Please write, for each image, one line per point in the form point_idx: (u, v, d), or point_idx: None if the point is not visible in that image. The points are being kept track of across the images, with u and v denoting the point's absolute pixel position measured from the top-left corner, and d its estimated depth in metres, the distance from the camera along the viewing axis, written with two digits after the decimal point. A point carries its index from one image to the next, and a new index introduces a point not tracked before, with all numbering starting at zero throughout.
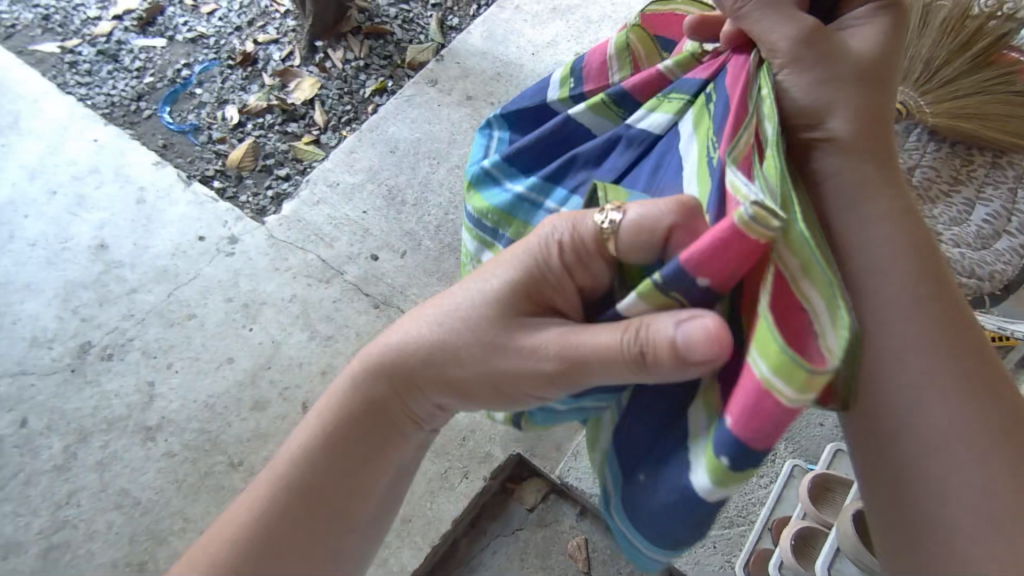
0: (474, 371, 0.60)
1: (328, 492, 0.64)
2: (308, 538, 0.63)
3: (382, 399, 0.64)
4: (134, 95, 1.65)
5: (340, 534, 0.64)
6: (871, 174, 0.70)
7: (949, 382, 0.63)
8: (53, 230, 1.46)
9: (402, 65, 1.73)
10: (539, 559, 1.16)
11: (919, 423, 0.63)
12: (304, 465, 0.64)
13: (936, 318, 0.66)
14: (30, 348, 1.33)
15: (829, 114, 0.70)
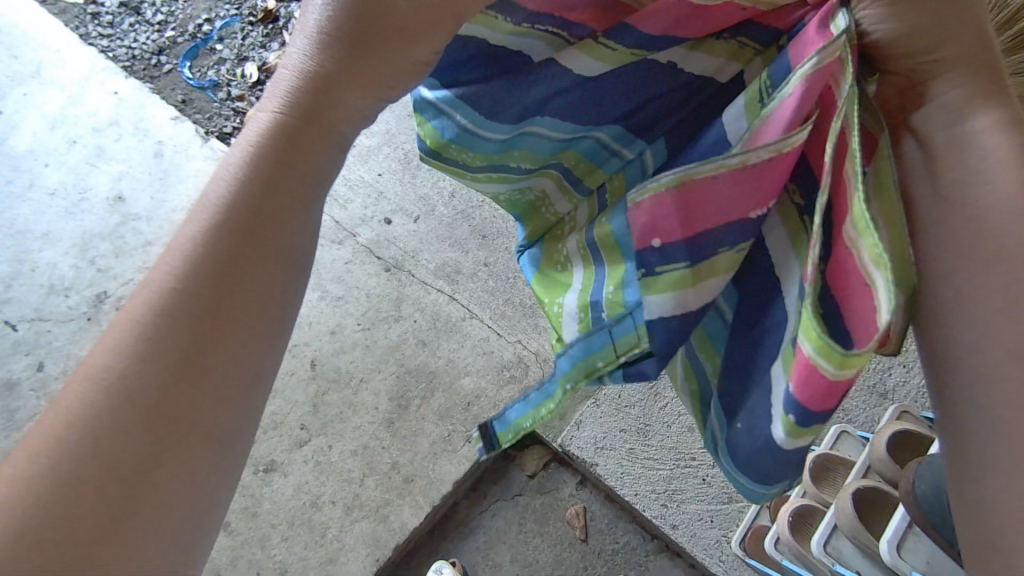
0: (244, 182, 0.50)
1: (199, 338, 0.47)
2: (151, 442, 0.45)
3: (243, 213, 0.50)
4: (154, 48, 1.65)
5: (184, 457, 0.46)
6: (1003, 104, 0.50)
7: None
8: (72, 180, 1.47)
9: None
10: (537, 524, 1.18)
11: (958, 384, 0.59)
12: (142, 311, 0.47)
13: None
14: (48, 295, 1.36)
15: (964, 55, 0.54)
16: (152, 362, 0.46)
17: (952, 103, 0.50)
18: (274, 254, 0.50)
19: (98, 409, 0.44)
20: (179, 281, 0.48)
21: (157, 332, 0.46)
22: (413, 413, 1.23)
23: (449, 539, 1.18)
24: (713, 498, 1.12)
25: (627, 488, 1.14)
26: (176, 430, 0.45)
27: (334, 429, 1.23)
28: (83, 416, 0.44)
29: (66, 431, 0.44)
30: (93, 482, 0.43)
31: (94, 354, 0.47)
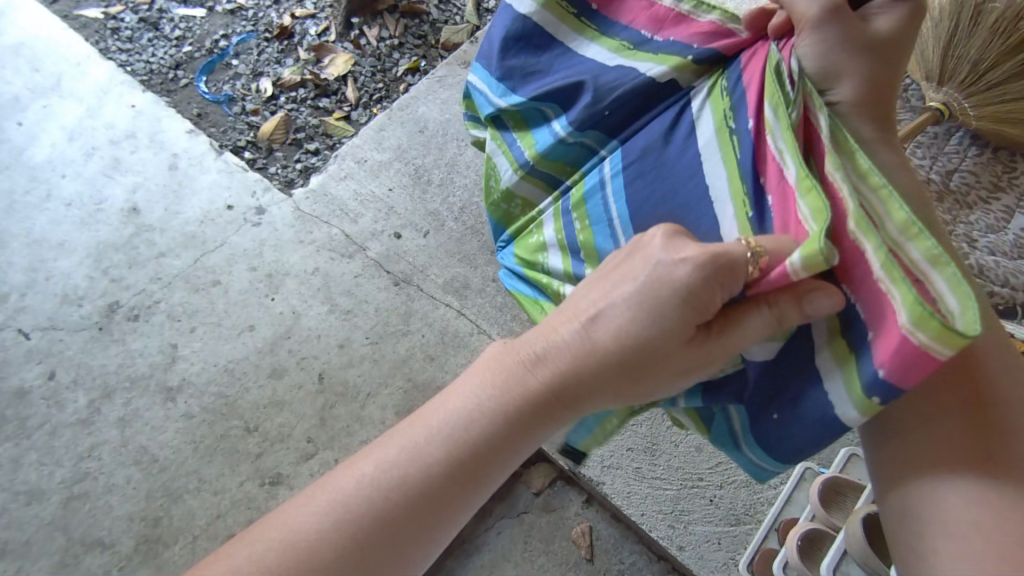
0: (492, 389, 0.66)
1: (479, 455, 0.64)
2: (406, 524, 0.62)
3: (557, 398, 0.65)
4: (172, 63, 1.68)
5: (450, 511, 0.64)
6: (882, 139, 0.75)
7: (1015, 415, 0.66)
8: (88, 191, 1.50)
9: (436, 46, 1.73)
10: (542, 543, 1.17)
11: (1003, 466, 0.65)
12: (444, 444, 0.64)
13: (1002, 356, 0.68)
14: (61, 305, 1.37)
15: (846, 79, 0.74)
16: (400, 498, 0.62)
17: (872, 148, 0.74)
18: (560, 418, 0.66)
19: (370, 502, 0.62)
20: (479, 437, 0.64)
21: (451, 456, 0.64)
22: None
23: (453, 556, 1.17)
24: (720, 520, 1.12)
25: (634, 507, 1.15)
26: (445, 499, 0.63)
27: (341, 443, 1.23)
28: (369, 496, 0.62)
29: (362, 495, 0.62)
30: (383, 534, 0.61)
31: (339, 476, 0.64)
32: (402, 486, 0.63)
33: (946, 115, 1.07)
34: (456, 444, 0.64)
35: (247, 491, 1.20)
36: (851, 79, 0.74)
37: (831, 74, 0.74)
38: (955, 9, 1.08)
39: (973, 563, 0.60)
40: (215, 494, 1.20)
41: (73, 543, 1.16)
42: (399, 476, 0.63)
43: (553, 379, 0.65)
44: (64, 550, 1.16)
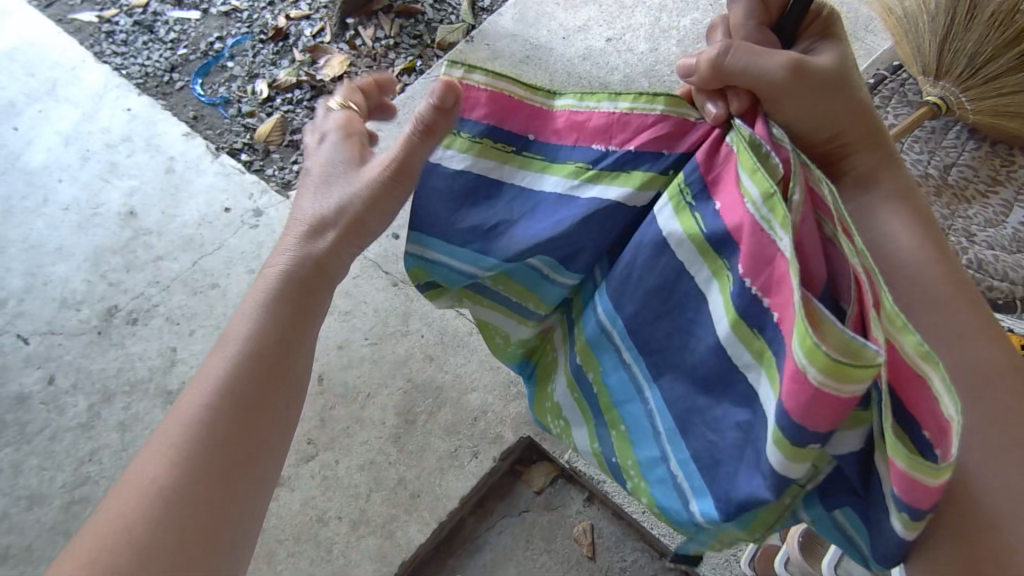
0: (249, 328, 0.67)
1: (255, 401, 0.63)
2: (226, 467, 0.60)
3: (264, 362, 0.65)
4: (167, 66, 1.67)
5: (262, 460, 0.63)
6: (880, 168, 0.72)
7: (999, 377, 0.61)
8: (85, 195, 1.50)
9: (432, 45, 1.73)
10: (544, 542, 1.17)
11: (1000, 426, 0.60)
12: (177, 434, 0.60)
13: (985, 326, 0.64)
14: (60, 309, 1.37)
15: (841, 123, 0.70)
16: (228, 417, 0.62)
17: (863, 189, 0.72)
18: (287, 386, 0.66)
19: (180, 471, 0.58)
20: (227, 389, 0.63)
21: (207, 417, 0.61)
22: (420, 427, 1.23)
23: (455, 556, 1.17)
24: None
25: (636, 506, 1.15)
26: (237, 461, 0.61)
27: (341, 444, 1.23)
28: (166, 483, 0.57)
29: (167, 467, 0.58)
30: (203, 494, 0.58)
31: (159, 439, 0.60)
32: (224, 414, 0.61)
33: (944, 109, 1.06)
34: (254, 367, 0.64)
35: None
36: (851, 120, 0.70)
37: (825, 127, 0.70)
38: (952, 3, 1.09)
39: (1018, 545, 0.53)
40: None
41: None
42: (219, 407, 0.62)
43: (241, 342, 0.66)
44: None
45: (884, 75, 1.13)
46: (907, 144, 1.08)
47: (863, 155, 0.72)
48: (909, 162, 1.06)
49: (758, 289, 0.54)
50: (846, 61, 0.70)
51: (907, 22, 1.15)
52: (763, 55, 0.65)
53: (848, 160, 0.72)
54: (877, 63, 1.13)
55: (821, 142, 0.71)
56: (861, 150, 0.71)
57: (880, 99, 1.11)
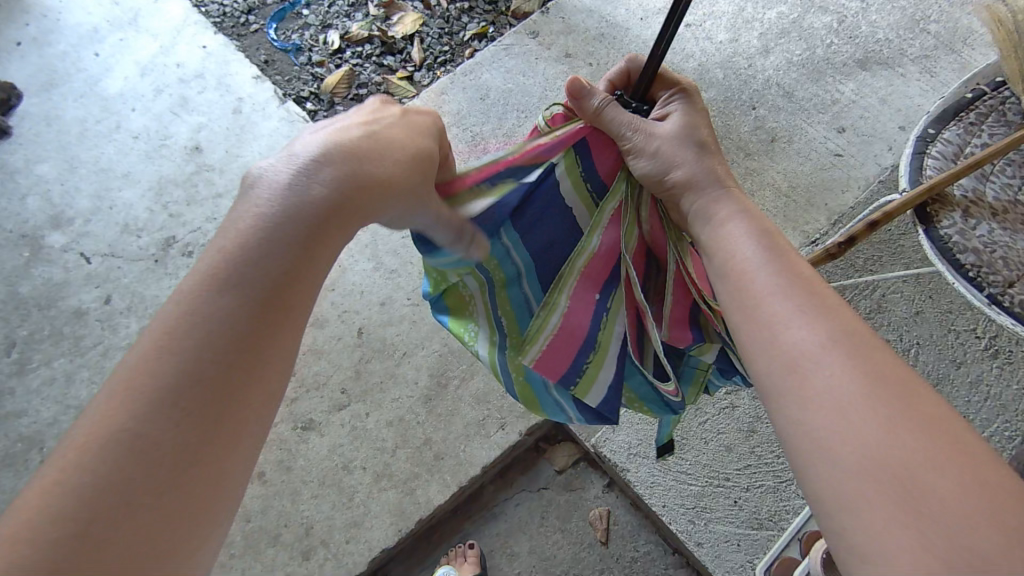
0: (151, 375, 0.42)
1: (161, 459, 0.41)
2: (96, 569, 0.38)
3: (199, 392, 0.43)
4: (245, 7, 1.69)
5: (188, 555, 0.42)
6: (720, 189, 0.69)
7: (817, 314, 0.54)
8: (155, 126, 1.54)
9: (506, 13, 1.70)
10: (559, 521, 1.17)
11: (794, 359, 0.53)
12: (75, 493, 0.39)
13: (797, 289, 0.57)
14: (122, 234, 1.42)
15: (676, 166, 0.70)
16: (134, 465, 0.41)
17: (701, 206, 0.68)
18: (279, 351, 0.46)
19: (21, 558, 0.38)
20: (119, 456, 0.40)
21: (85, 505, 0.39)
22: (451, 392, 1.24)
23: (470, 521, 1.20)
24: (743, 522, 1.11)
25: (656, 498, 1.13)
26: (117, 546, 0.39)
27: (373, 398, 1.25)
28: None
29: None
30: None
31: (19, 502, 0.40)
32: (108, 472, 0.40)
33: None
34: (175, 388, 0.42)
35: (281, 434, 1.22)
36: (683, 163, 0.70)
37: (654, 171, 0.71)
38: None
39: (866, 531, 0.44)
40: None
41: None
42: (92, 450, 0.40)
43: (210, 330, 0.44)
44: None
45: (983, 91, 1.04)
46: (996, 167, 0.99)
47: (696, 185, 0.69)
48: (997, 187, 0.97)
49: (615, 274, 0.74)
50: (691, 130, 0.71)
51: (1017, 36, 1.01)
52: (618, 113, 0.72)
53: (678, 198, 0.70)
54: (981, 76, 1.05)
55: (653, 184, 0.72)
56: (690, 193, 0.69)
57: (975, 115, 1.02)
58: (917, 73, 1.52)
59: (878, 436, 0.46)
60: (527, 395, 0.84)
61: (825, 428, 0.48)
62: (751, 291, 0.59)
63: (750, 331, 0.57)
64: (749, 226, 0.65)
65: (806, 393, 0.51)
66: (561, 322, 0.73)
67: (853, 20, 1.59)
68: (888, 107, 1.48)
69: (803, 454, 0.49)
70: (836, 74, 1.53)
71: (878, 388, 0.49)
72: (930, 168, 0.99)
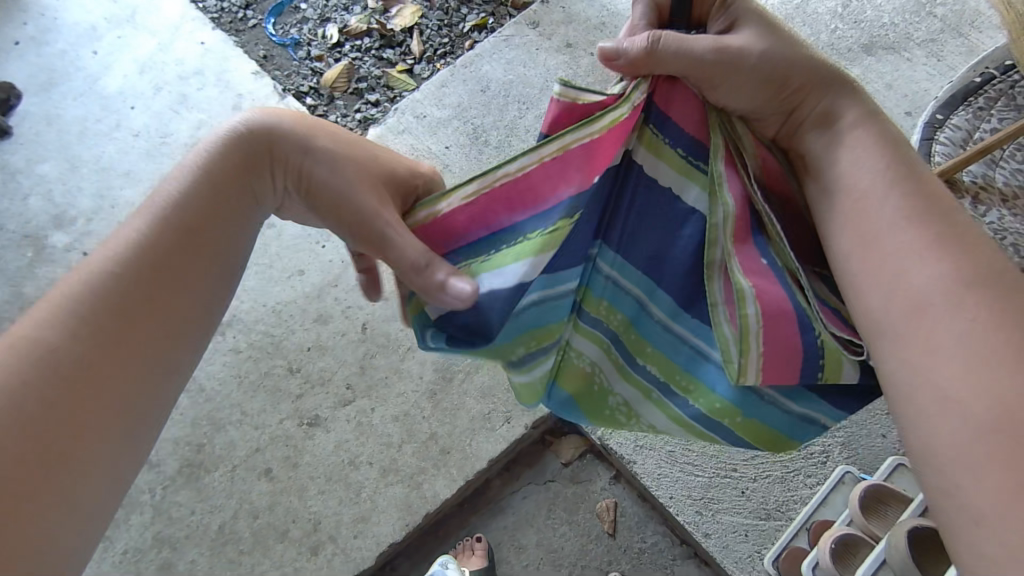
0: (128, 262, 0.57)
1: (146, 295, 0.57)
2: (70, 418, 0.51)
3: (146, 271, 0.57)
4: (242, 2, 1.68)
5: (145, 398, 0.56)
6: (838, 93, 0.63)
7: (944, 253, 0.53)
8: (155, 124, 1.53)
9: (506, 3, 1.69)
10: (566, 513, 1.17)
11: (918, 302, 0.52)
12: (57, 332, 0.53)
13: (929, 221, 0.55)
14: None
15: (788, 71, 0.62)
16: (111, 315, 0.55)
17: (819, 116, 0.63)
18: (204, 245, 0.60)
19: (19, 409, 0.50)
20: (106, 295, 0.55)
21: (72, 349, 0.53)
22: (456, 386, 1.24)
23: (478, 515, 1.20)
24: (751, 513, 1.11)
25: (663, 490, 1.13)
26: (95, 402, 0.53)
27: (378, 393, 1.25)
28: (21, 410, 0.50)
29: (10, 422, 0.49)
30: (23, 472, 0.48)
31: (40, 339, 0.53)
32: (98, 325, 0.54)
33: None
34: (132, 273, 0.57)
35: (287, 430, 1.23)
36: (790, 65, 0.62)
37: (768, 79, 0.61)
38: None
39: (984, 495, 0.45)
40: (256, 429, 1.23)
41: None
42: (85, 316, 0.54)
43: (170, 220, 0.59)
44: None
45: (992, 75, 1.02)
46: (1006, 152, 0.97)
47: (812, 101, 0.62)
48: (1008, 172, 0.96)
49: (761, 237, 0.61)
50: (764, 30, 0.62)
51: None
52: (682, 45, 0.59)
53: (803, 109, 0.63)
54: (988, 60, 1.03)
55: (767, 96, 0.62)
56: (813, 91, 0.63)
57: (983, 101, 1.01)
58: (923, 57, 1.50)
59: (1009, 392, 0.46)
60: (738, 432, 0.69)
61: (948, 379, 0.48)
62: (874, 226, 0.56)
63: (874, 273, 0.55)
64: (871, 141, 0.60)
65: (931, 344, 0.50)
66: (760, 308, 0.58)
67: (857, 5, 1.57)
68: (894, 93, 1.46)
69: (916, 406, 0.50)
70: (841, 60, 1.51)
71: (1017, 340, 0.48)
72: (938, 155, 0.98)
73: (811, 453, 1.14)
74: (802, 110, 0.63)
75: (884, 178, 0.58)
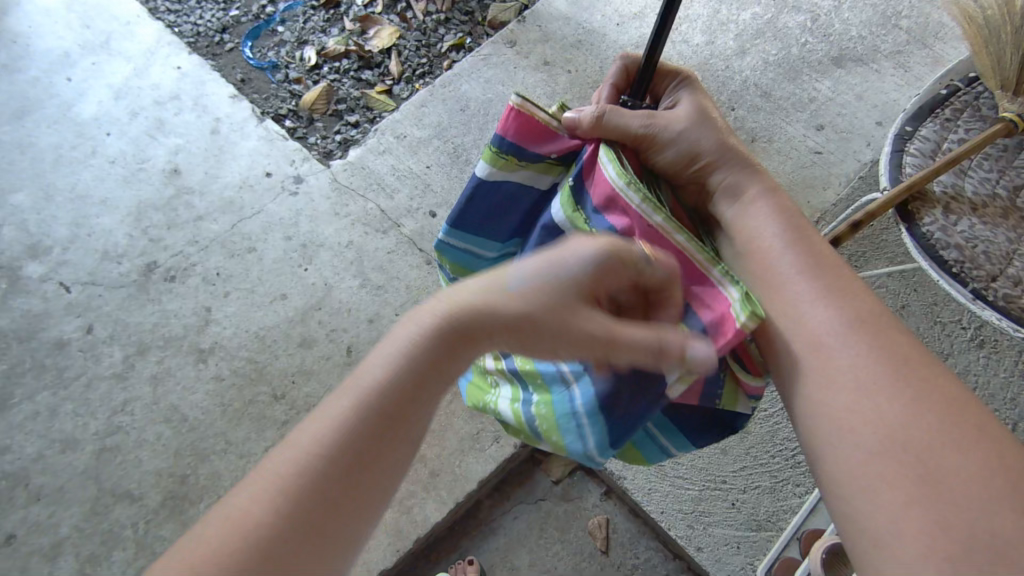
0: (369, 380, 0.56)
1: (376, 438, 0.55)
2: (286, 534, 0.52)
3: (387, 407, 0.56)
4: (219, 27, 1.68)
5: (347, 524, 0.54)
6: (746, 168, 0.73)
7: (833, 298, 0.62)
8: (132, 150, 1.52)
9: (483, 23, 1.70)
10: (558, 531, 1.17)
11: (813, 340, 0.61)
12: (318, 430, 0.55)
13: (818, 272, 0.64)
14: (102, 261, 1.40)
15: (697, 152, 0.74)
16: (356, 427, 0.55)
17: (729, 186, 0.73)
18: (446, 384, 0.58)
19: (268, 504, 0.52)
20: (358, 414, 0.55)
21: (321, 460, 0.54)
22: (444, 407, 1.23)
23: (470, 537, 1.19)
24: (741, 525, 1.11)
25: (655, 505, 1.13)
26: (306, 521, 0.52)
27: None
28: (261, 500, 0.53)
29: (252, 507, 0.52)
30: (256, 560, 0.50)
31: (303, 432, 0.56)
32: (331, 442, 0.54)
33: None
34: (372, 400, 0.56)
35: None
36: (704, 141, 0.74)
37: (679, 163, 0.75)
38: None
39: (893, 520, 0.51)
40: (242, 457, 1.22)
41: (104, 493, 1.20)
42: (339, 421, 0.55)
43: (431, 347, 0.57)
44: (96, 499, 1.19)
45: (958, 87, 1.05)
46: (974, 162, 0.99)
47: (722, 174, 0.73)
48: (976, 181, 0.98)
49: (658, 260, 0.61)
50: (697, 109, 0.76)
51: (987, 31, 1.04)
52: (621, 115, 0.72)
53: (708, 179, 0.74)
54: (952, 73, 1.05)
55: (682, 169, 0.75)
56: (718, 166, 0.74)
57: (951, 111, 1.03)
58: (891, 68, 1.54)
59: (897, 417, 0.54)
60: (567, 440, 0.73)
61: (844, 408, 0.57)
62: (775, 275, 0.66)
63: (781, 319, 0.63)
64: (772, 212, 0.70)
65: (829, 374, 0.59)
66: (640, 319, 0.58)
67: (826, 18, 1.61)
68: (865, 103, 1.50)
69: (824, 433, 0.57)
70: (812, 72, 1.54)
71: (899, 375, 0.56)
72: (909, 166, 1.00)
73: (798, 462, 1.15)
74: (714, 178, 0.74)
75: (784, 239, 0.67)
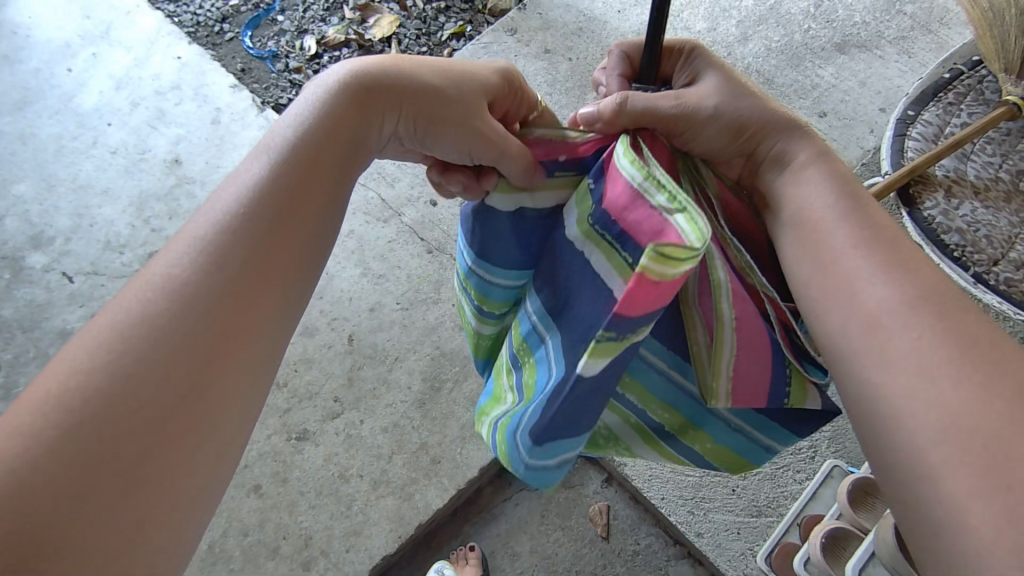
0: (206, 254, 0.53)
1: (227, 326, 0.51)
2: (121, 442, 0.45)
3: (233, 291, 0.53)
4: (218, 16, 1.67)
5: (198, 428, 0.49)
6: (797, 130, 0.64)
7: (891, 272, 0.52)
8: (133, 140, 1.52)
9: (483, 11, 1.69)
10: (559, 518, 1.17)
11: (869, 319, 0.50)
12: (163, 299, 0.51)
13: (871, 242, 0.55)
14: (103, 251, 1.41)
15: (748, 119, 0.64)
16: (201, 307, 0.51)
17: (778, 154, 0.63)
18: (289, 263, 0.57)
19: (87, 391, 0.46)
20: (199, 287, 0.52)
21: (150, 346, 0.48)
22: (446, 396, 1.24)
23: (471, 523, 1.19)
24: (742, 510, 1.12)
25: (654, 491, 1.14)
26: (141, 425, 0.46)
27: (366, 405, 1.24)
28: (79, 392, 0.46)
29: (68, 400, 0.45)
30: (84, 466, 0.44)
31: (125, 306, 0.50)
32: (166, 324, 0.50)
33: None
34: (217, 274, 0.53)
35: (274, 445, 1.21)
36: (749, 111, 0.64)
37: (723, 136, 0.64)
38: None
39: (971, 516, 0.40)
40: None
41: None
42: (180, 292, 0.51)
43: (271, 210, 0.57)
44: None
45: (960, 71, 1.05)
46: (976, 146, 1.01)
47: (772, 142, 0.64)
48: (978, 165, 0.99)
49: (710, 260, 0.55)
50: (722, 74, 0.66)
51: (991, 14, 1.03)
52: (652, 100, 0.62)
53: (759, 148, 0.64)
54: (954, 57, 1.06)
55: (728, 141, 0.64)
56: (768, 131, 0.64)
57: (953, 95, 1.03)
58: (894, 54, 1.52)
59: (959, 398, 0.44)
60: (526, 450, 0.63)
61: (906, 393, 0.46)
62: (826, 245, 0.56)
63: (835, 300, 0.53)
64: (828, 178, 0.60)
65: (886, 354, 0.48)
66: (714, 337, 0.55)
67: (829, 5, 1.60)
68: (868, 90, 1.49)
69: (880, 420, 0.47)
70: (814, 59, 1.53)
71: (964, 351, 0.46)
72: (911, 151, 0.99)
73: (799, 448, 1.15)
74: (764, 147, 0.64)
75: (838, 210, 0.58)
